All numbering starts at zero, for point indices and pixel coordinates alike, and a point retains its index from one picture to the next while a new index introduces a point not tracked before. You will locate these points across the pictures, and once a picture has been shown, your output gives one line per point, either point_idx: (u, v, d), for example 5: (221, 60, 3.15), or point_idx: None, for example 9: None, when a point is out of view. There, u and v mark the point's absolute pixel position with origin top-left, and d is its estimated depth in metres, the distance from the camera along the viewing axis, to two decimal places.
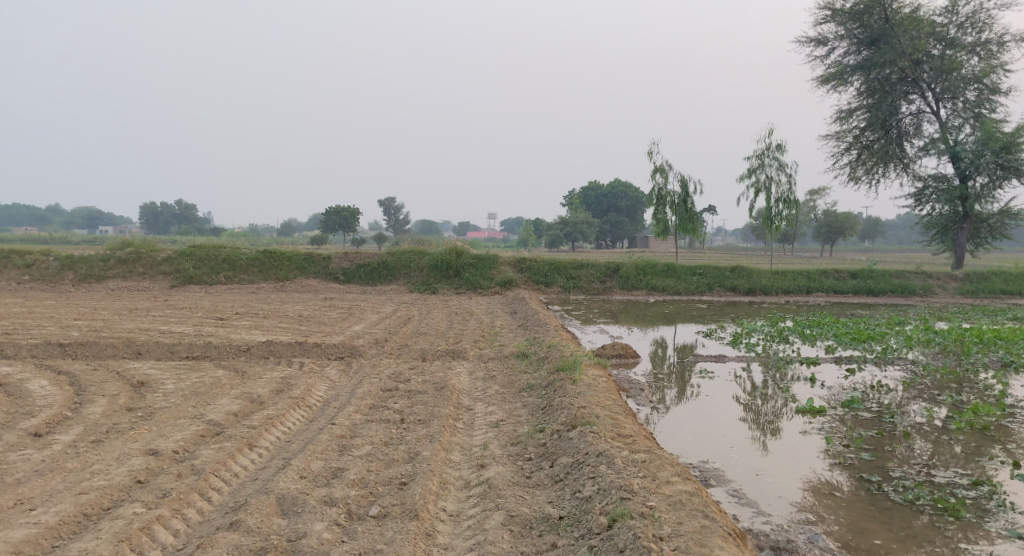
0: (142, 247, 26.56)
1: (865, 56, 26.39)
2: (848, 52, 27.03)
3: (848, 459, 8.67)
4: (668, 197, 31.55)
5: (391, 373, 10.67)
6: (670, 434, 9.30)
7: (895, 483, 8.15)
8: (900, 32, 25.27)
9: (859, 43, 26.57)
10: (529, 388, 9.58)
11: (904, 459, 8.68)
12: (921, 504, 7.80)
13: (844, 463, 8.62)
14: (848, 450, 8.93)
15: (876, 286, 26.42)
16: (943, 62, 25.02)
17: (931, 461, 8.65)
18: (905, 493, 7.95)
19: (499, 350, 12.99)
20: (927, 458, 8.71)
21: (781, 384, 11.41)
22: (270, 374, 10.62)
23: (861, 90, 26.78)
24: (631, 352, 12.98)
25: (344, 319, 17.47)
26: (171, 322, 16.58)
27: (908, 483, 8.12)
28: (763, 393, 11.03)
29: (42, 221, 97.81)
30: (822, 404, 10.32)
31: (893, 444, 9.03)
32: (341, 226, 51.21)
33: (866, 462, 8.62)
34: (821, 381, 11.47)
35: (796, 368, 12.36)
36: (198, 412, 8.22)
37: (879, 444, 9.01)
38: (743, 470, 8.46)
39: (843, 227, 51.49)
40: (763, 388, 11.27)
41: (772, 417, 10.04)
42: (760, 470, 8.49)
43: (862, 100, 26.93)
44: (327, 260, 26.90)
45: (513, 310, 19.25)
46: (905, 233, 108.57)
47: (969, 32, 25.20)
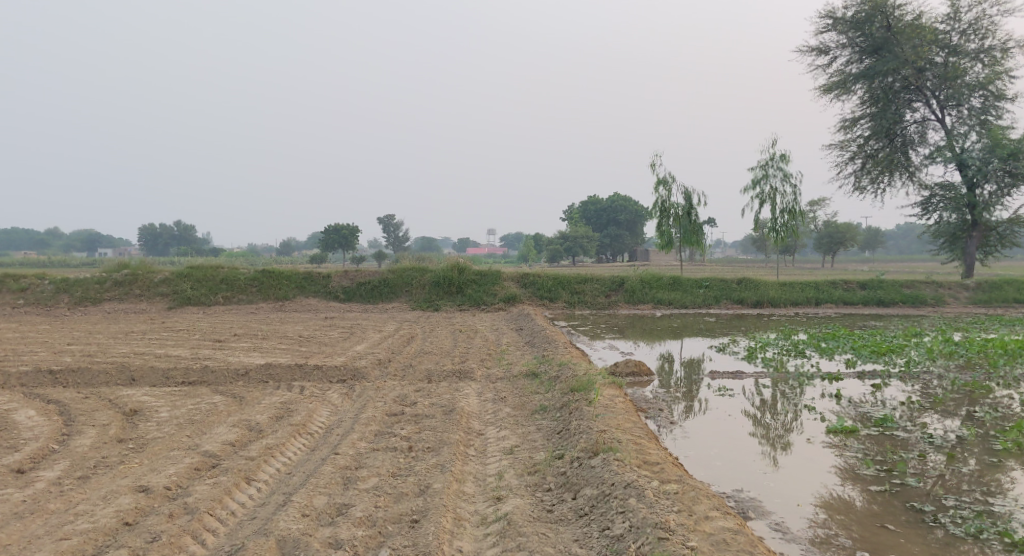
0: (139, 269, 26.16)
1: (868, 65, 26.05)
2: (850, 61, 26.68)
3: (895, 486, 8.17)
4: (672, 209, 31.15)
5: (396, 396, 10.19)
6: (697, 459, 8.79)
7: (953, 514, 7.67)
8: (903, 39, 24.92)
9: (861, 52, 26.25)
10: (542, 410, 9.09)
11: (956, 485, 8.20)
12: (986, 538, 7.32)
13: (892, 490, 8.12)
14: (893, 475, 8.42)
15: (887, 296, 25.97)
16: (947, 69, 24.66)
17: (985, 488, 8.16)
18: (966, 526, 7.46)
19: (507, 369, 12.51)
20: (980, 484, 8.23)
21: (806, 401, 10.92)
22: (270, 400, 10.15)
23: (864, 99, 26.41)
24: (645, 369, 12.47)
25: (345, 339, 17.03)
26: (168, 345, 16.12)
27: (966, 514, 7.64)
28: (788, 411, 10.52)
29: (41, 244, 97.50)
30: (853, 423, 9.82)
31: (940, 468, 8.54)
32: (341, 244, 50.82)
33: (916, 490, 8.12)
34: (848, 398, 10.97)
35: (818, 384, 11.86)
36: (193, 442, 7.73)
37: (925, 469, 8.52)
38: (782, 500, 7.98)
39: (845, 238, 51.12)
40: (788, 406, 10.76)
41: (803, 437, 9.53)
42: (801, 500, 8.01)
43: (865, 108, 26.56)
44: (327, 279, 26.45)
45: (519, 326, 18.79)
46: (905, 242, 108.27)
47: (972, 39, 24.89)
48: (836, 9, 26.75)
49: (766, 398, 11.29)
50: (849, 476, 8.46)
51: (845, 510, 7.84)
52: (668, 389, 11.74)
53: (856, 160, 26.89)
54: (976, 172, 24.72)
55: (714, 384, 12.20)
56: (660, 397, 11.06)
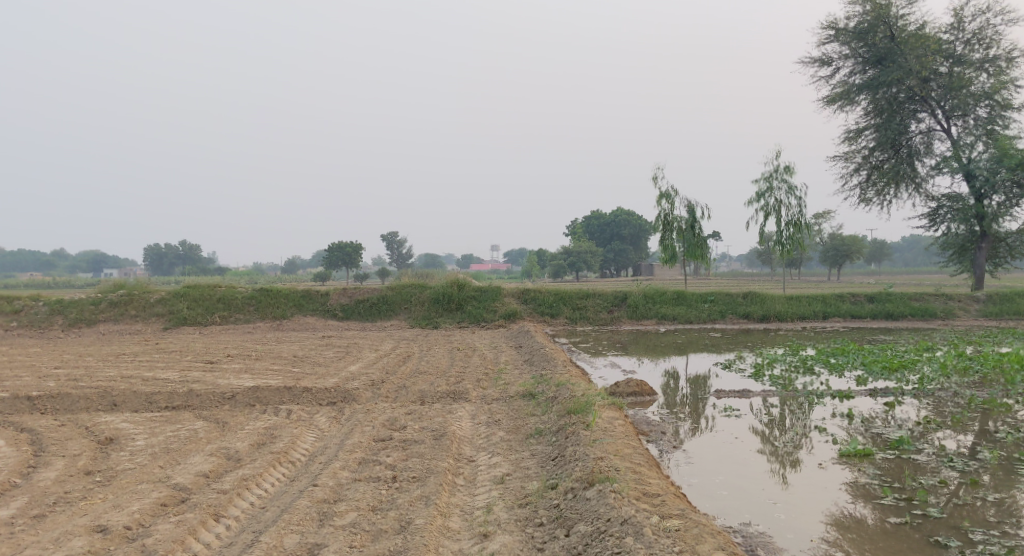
0: (135, 289, 25.81)
1: (872, 76, 25.64)
2: (854, 72, 26.27)
3: (916, 518, 7.65)
4: (675, 222, 30.72)
5: (386, 420, 9.72)
6: (703, 488, 8.27)
7: (981, 550, 7.14)
8: (906, 48, 24.53)
9: (865, 62, 25.83)
10: (538, 434, 8.60)
11: (983, 516, 7.66)
12: None
13: (913, 522, 7.60)
14: (913, 505, 7.89)
15: (896, 310, 25.43)
16: (952, 79, 24.22)
17: (1013, 517, 7.63)
18: None
19: (504, 389, 12.02)
20: (1008, 513, 7.70)
21: (817, 421, 10.37)
22: (254, 425, 9.69)
23: (868, 109, 25.98)
24: (647, 388, 11.95)
25: (340, 359, 16.58)
26: (158, 368, 15.69)
27: (996, 551, 7.11)
28: (798, 432, 9.98)
29: (47, 266, 97.55)
30: (867, 445, 9.28)
31: (964, 496, 8.00)
32: (344, 261, 50.49)
33: (939, 522, 7.59)
34: (860, 418, 10.43)
35: (828, 402, 11.31)
36: (164, 473, 7.28)
37: (947, 497, 7.99)
38: (794, 535, 7.47)
39: (849, 250, 50.58)
40: (797, 427, 10.23)
41: (814, 461, 8.99)
42: (814, 534, 7.50)
43: (870, 119, 26.13)
44: (325, 297, 26.03)
45: (519, 344, 18.30)
46: (912, 254, 107.54)
47: (977, 49, 24.51)
48: (838, 19, 26.37)
49: (773, 418, 10.76)
50: (866, 505, 7.94)
51: (862, 544, 7.33)
52: (670, 409, 11.23)
53: (861, 171, 26.41)
54: (984, 182, 24.21)
55: (719, 403, 11.67)
56: (662, 419, 10.54)
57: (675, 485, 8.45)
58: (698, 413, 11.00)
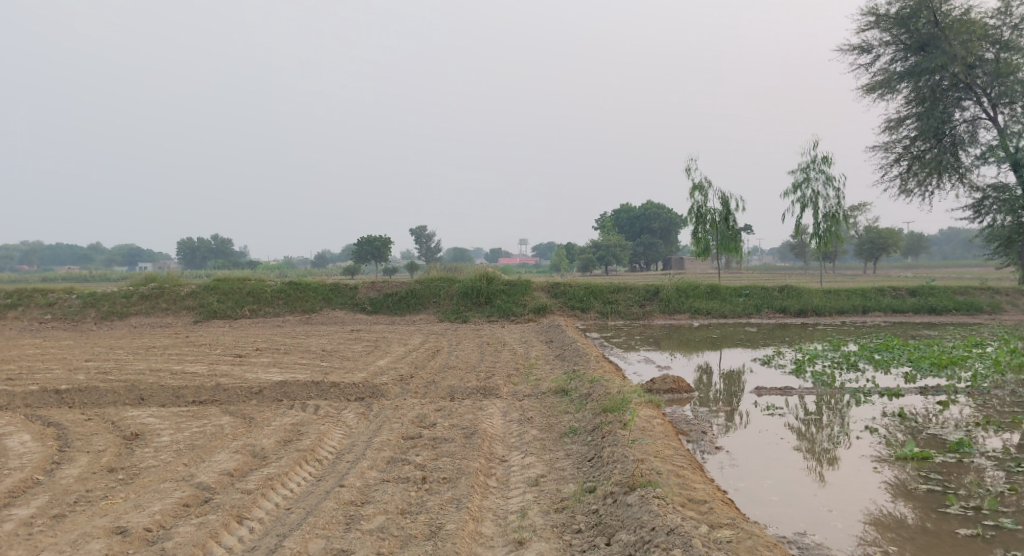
0: (166, 282, 25.87)
1: (913, 63, 24.75)
2: (895, 59, 25.39)
3: (985, 529, 7.17)
4: (708, 214, 30.13)
5: (415, 417, 9.44)
6: (751, 493, 7.86)
7: None
8: (951, 35, 23.62)
9: (906, 49, 24.94)
10: (572, 433, 8.25)
11: None
12: None
13: (981, 533, 7.13)
14: (980, 514, 7.42)
15: (939, 304, 24.65)
16: (999, 66, 23.20)
17: None
18: None
19: (535, 385, 11.69)
20: None
21: (866, 421, 9.90)
22: (280, 421, 9.46)
23: (910, 98, 25.08)
24: (684, 385, 11.54)
25: (369, 353, 16.36)
26: (186, 361, 15.59)
27: None
28: (848, 433, 9.51)
29: (84, 260, 99.22)
30: (925, 448, 8.79)
31: None
32: (373, 255, 50.48)
33: (1010, 533, 7.12)
34: (913, 417, 9.92)
35: (877, 401, 10.81)
36: (188, 471, 7.07)
37: (1016, 506, 7.50)
38: (853, 545, 7.04)
39: (886, 243, 49.43)
40: (845, 427, 9.75)
41: (868, 464, 8.52)
42: (873, 544, 7.07)
43: (911, 108, 25.25)
44: (354, 290, 25.89)
45: (549, 338, 17.96)
46: (949, 247, 105.29)
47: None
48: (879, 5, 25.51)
49: (819, 416, 10.28)
50: (923, 512, 7.49)
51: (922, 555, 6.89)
52: (709, 406, 10.83)
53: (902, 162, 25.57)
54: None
55: (760, 400, 11.23)
56: (701, 417, 10.14)
57: (721, 490, 8.05)
58: (738, 411, 10.58)
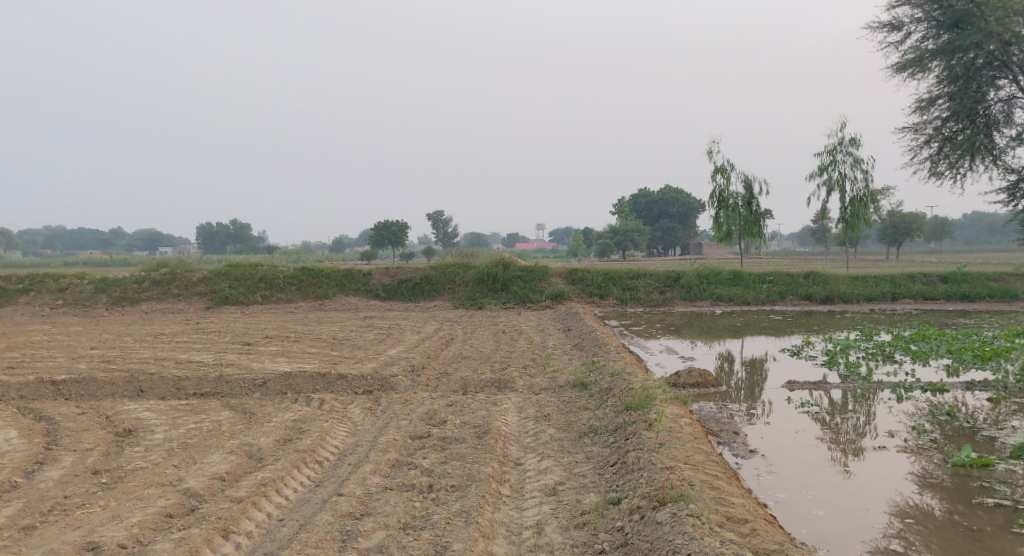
0: (178, 268, 25.47)
1: (946, 40, 22.65)
2: (927, 37, 23.31)
3: None
4: (731, 198, 29.28)
5: (424, 413, 8.87)
6: (794, 504, 7.23)
7: None
8: (985, 10, 21.42)
9: (939, 26, 22.83)
10: (593, 433, 7.65)
11: None
12: None
13: None
14: None
15: (972, 291, 23.80)
16: None
17: None
18: None
19: (552, 378, 11.08)
20: None
21: (911, 420, 9.22)
22: (283, 416, 8.93)
23: (942, 77, 23.05)
24: (712, 379, 10.90)
25: (380, 342, 15.82)
26: (193, 349, 15.13)
27: None
28: (894, 434, 8.84)
29: (104, 245, 99.64)
30: (984, 454, 8.09)
31: None
32: (390, 240, 50.02)
33: None
34: (964, 416, 9.21)
35: (922, 397, 10.09)
36: (176, 475, 6.52)
37: None
38: None
39: (910, 228, 48.19)
40: (891, 426, 9.08)
41: (920, 471, 7.85)
42: None
43: (942, 88, 23.21)
44: (368, 276, 25.37)
45: (567, 327, 17.33)
46: (973, 232, 103.45)
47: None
48: None
49: (861, 413, 9.62)
50: (984, 527, 6.84)
51: None
52: (739, 402, 10.18)
53: (931, 144, 23.57)
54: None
55: (794, 395, 10.57)
56: (731, 415, 9.51)
57: (759, 501, 7.44)
58: (770, 406, 9.97)
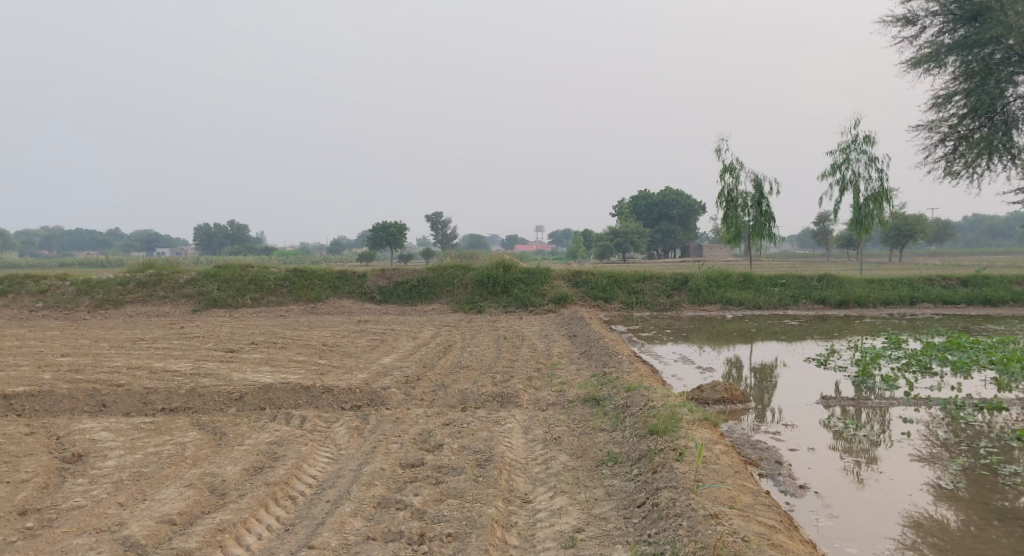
0: (165, 269, 24.37)
1: (962, 35, 21.52)
2: (942, 31, 22.17)
3: None
4: (740, 198, 28.23)
5: (417, 434, 7.79)
6: None
7: None
8: (1005, 3, 20.21)
9: (955, 20, 21.70)
10: (612, 462, 6.60)
11: None
12: None
13: None
14: None
15: (994, 295, 22.83)
16: None
17: None
18: None
19: (561, 392, 10.01)
20: None
21: (975, 447, 8.56)
22: (257, 438, 7.80)
23: (957, 73, 21.90)
24: (738, 393, 9.94)
25: (373, 349, 14.77)
26: (171, 357, 14.03)
27: None
28: (958, 464, 8.15)
29: (103, 245, 98.35)
30: None
31: None
32: (389, 242, 48.86)
33: None
34: None
35: (982, 418, 9.42)
36: (119, 528, 5.48)
37: None
38: None
39: (913, 231, 47.13)
40: (953, 456, 8.38)
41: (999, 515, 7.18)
42: None
43: (959, 84, 22.05)
44: (362, 278, 24.29)
45: (573, 333, 16.27)
46: (973, 235, 102.53)
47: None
48: None
49: (915, 438, 8.91)
50: None
51: None
52: (777, 422, 9.37)
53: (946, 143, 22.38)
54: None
55: (835, 414, 9.82)
56: (774, 440, 8.70)
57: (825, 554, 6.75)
58: (815, 429, 9.21)
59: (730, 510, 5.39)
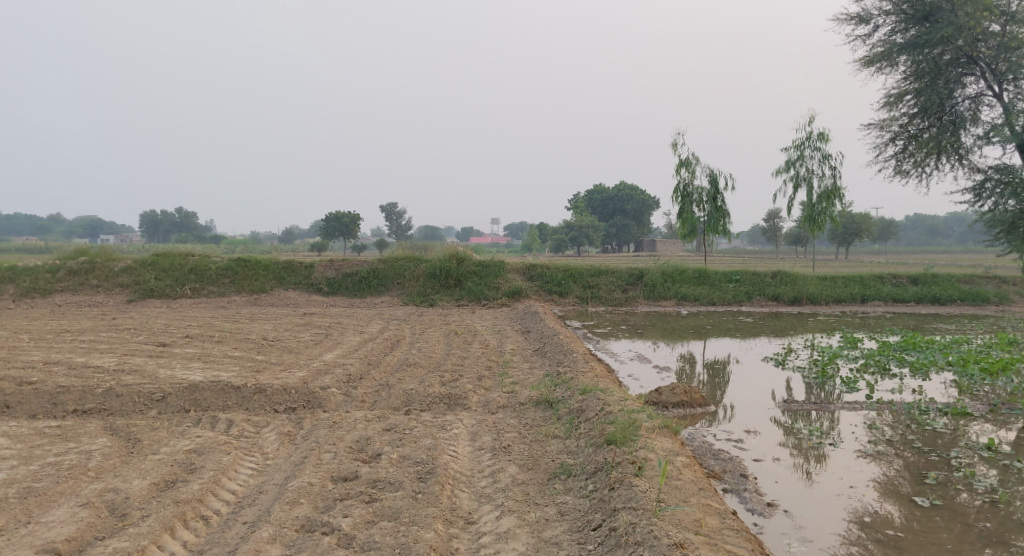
0: (98, 256, 23.12)
1: (915, 34, 21.51)
2: (894, 29, 22.17)
3: None
4: (695, 193, 27.99)
5: (354, 442, 7.15)
6: None
7: None
8: (955, 3, 20.31)
9: (907, 19, 21.68)
10: (566, 475, 6.07)
11: None
12: None
13: None
14: None
15: (943, 293, 23.02)
16: (1009, 39, 20.03)
17: None
18: None
19: (512, 393, 9.45)
20: None
21: (943, 457, 8.21)
22: (174, 445, 7.04)
23: (909, 73, 21.97)
24: (698, 397, 9.47)
25: (315, 344, 14.02)
26: (96, 351, 13.07)
27: None
28: (925, 476, 7.80)
29: (42, 232, 94.38)
30: None
31: None
32: (342, 232, 47.68)
33: None
34: (1002, 455, 8.25)
35: (947, 424, 9.11)
36: None
37: None
38: None
39: (860, 228, 47.83)
40: (920, 466, 8.03)
41: (970, 536, 6.86)
42: None
43: (910, 83, 22.15)
44: (309, 269, 23.37)
45: (526, 328, 15.73)
46: (916, 234, 105.22)
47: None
48: None
49: (881, 445, 8.54)
50: None
51: None
52: (738, 428, 8.94)
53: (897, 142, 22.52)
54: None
55: (798, 418, 9.43)
56: (737, 449, 8.27)
57: None
58: (779, 435, 8.80)
59: (695, 540, 5.06)
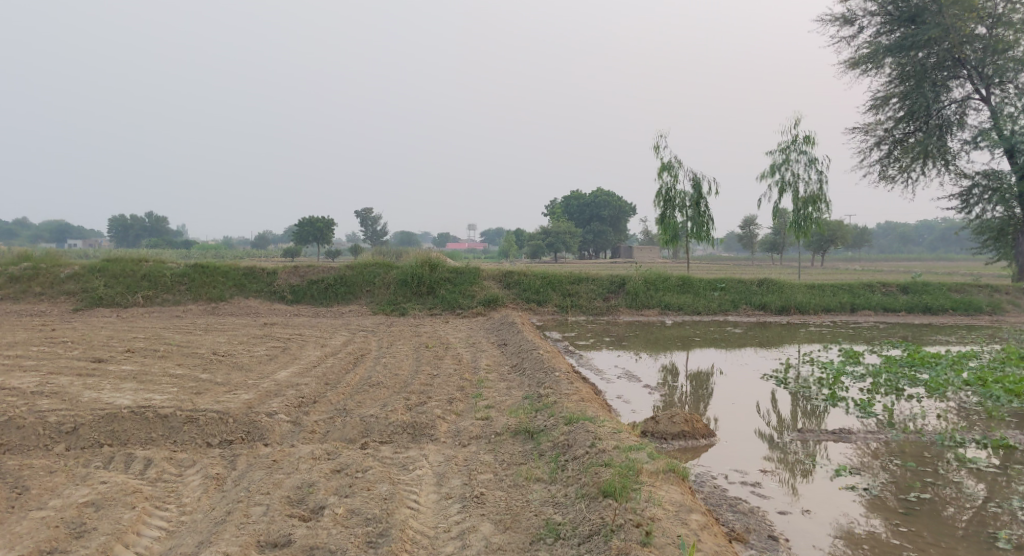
0: (43, 262, 21.52)
1: (900, 36, 21.38)
2: (880, 32, 21.99)
3: None
4: (678, 197, 26.94)
5: (293, 489, 5.82)
6: None
7: None
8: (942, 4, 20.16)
9: (893, 21, 21.55)
10: (552, 540, 5.08)
11: None
12: None
13: None
14: None
15: (935, 303, 22.19)
16: (994, 43, 20.01)
17: None
18: None
19: (487, 421, 8.21)
20: None
21: (995, 500, 6.99)
22: (69, 496, 5.72)
23: (894, 77, 21.86)
24: (699, 426, 8.34)
25: (270, 360, 12.64)
26: (19, 368, 11.60)
27: None
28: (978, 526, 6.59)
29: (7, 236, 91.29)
30: None
31: None
32: (316, 238, 46.12)
33: None
34: None
35: (987, 458, 7.95)
36: None
37: None
38: None
39: (836, 236, 47.28)
40: (969, 510, 6.83)
41: None
42: None
43: (894, 87, 22.03)
44: (272, 276, 21.94)
45: (503, 341, 14.45)
46: (888, 241, 105.84)
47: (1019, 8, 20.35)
48: None
49: (919, 483, 7.29)
50: None
51: None
52: (749, 464, 7.76)
53: (882, 147, 22.32)
54: None
55: (817, 449, 8.21)
56: (754, 497, 7.09)
57: None
58: (799, 473, 7.59)
59: None
